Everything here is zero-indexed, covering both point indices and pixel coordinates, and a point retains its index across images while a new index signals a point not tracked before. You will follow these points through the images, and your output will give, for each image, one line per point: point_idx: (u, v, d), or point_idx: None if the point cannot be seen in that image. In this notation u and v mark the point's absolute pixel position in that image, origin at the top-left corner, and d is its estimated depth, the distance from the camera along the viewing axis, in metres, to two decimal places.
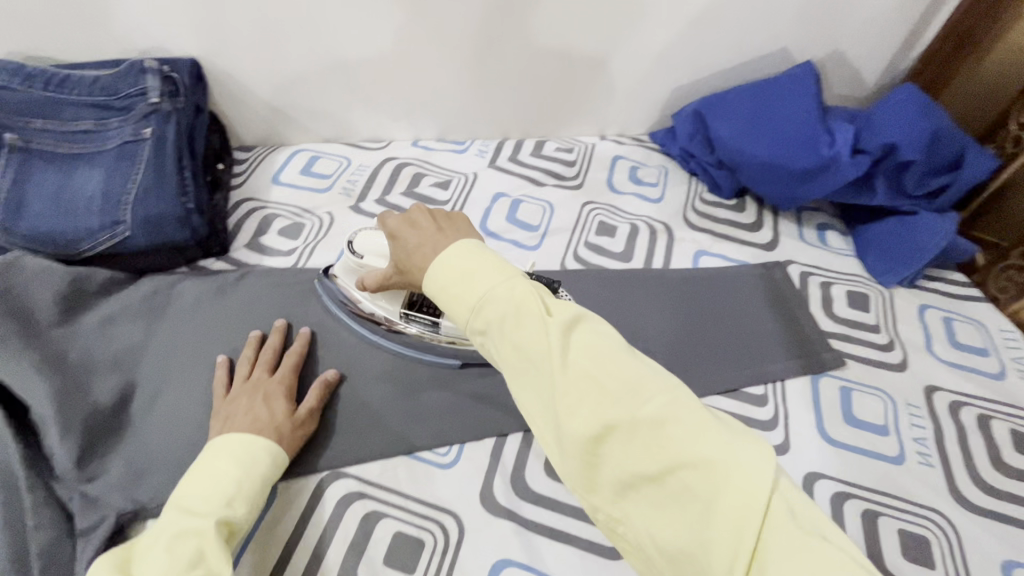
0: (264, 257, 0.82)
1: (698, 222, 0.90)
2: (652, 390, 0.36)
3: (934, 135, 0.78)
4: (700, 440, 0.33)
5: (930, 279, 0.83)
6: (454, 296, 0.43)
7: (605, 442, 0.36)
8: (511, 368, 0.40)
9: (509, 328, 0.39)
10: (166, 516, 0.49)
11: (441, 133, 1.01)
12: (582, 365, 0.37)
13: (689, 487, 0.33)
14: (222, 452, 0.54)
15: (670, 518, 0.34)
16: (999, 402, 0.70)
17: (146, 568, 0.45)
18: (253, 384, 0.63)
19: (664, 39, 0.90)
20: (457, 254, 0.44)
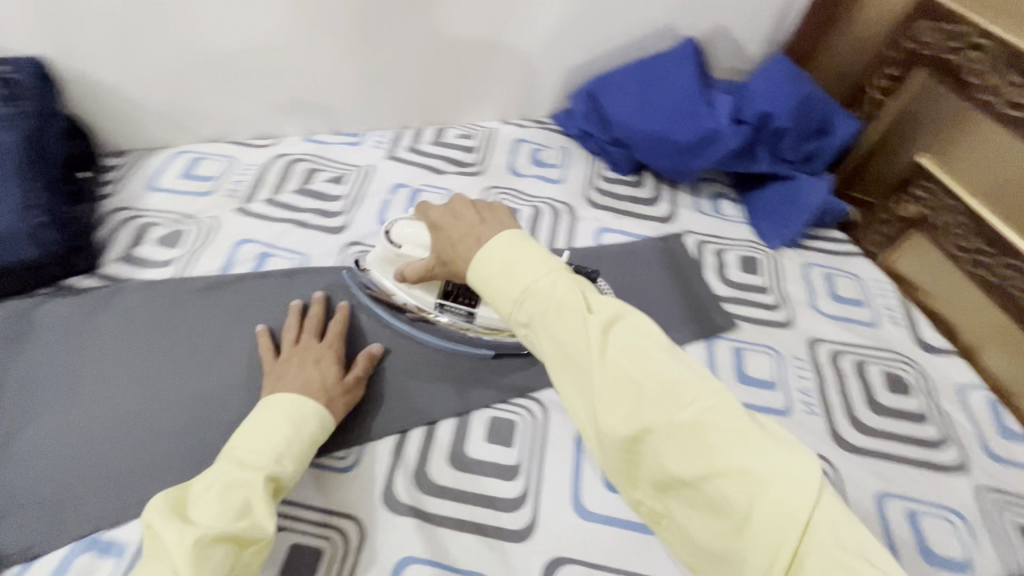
0: (141, 269, 0.76)
1: (600, 200, 0.91)
2: (690, 395, 0.36)
3: (802, 102, 0.82)
4: (742, 449, 0.34)
5: (813, 239, 0.88)
6: (499, 284, 0.44)
7: (642, 443, 0.37)
8: (550, 360, 0.42)
9: (550, 321, 0.41)
10: (219, 465, 0.50)
11: (336, 125, 0.96)
12: (620, 363, 0.38)
13: (725, 495, 0.33)
14: (277, 408, 0.55)
15: (705, 522, 0.35)
16: (873, 347, 0.75)
17: (197, 509, 0.46)
18: (301, 349, 0.64)
19: (553, 18, 0.89)
20: (504, 244, 0.46)
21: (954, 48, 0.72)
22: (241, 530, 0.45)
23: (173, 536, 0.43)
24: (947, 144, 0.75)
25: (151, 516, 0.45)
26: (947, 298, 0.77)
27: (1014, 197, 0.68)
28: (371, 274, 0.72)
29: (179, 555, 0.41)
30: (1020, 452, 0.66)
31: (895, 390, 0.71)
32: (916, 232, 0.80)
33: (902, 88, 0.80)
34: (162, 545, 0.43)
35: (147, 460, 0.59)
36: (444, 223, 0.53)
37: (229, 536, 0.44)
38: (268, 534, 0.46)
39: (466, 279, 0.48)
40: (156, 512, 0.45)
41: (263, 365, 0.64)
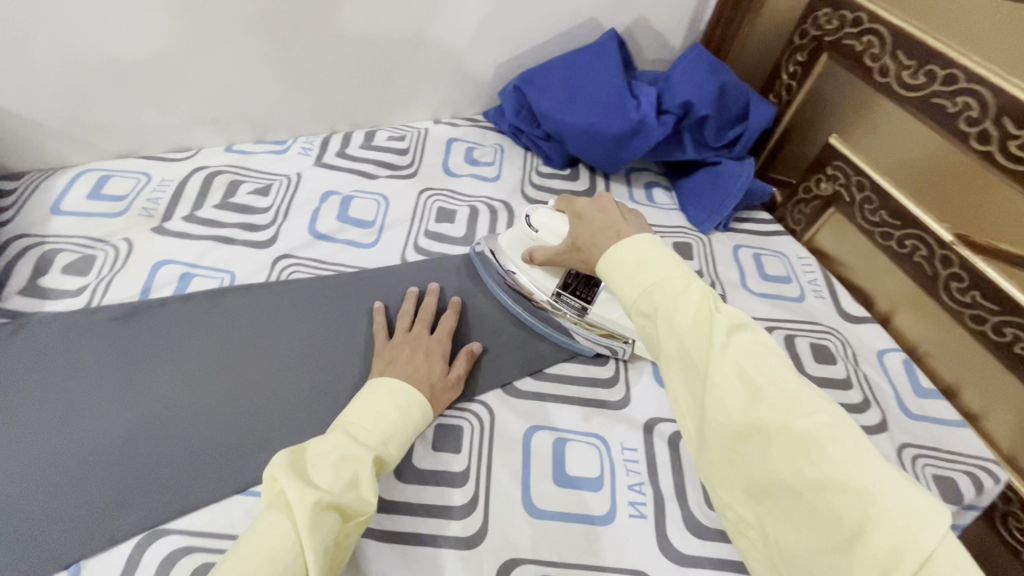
0: (47, 300, 0.70)
1: (537, 196, 0.91)
2: (812, 408, 0.39)
3: (721, 90, 0.85)
4: (863, 469, 0.35)
5: (741, 221, 0.92)
6: (631, 275, 0.50)
7: (751, 440, 0.40)
8: (665, 353, 0.46)
9: (671, 316, 0.45)
10: (335, 435, 0.51)
11: (258, 133, 0.92)
12: (741, 365, 0.41)
13: (834, 507, 0.35)
14: (385, 393, 0.56)
15: (806, 533, 0.37)
16: (801, 321, 0.79)
17: (315, 472, 0.47)
18: (414, 337, 0.67)
19: (476, 13, 0.88)
20: (639, 243, 0.52)
21: (853, 34, 0.77)
22: (348, 503, 0.46)
23: (295, 493, 0.44)
24: (854, 125, 0.79)
25: (276, 471, 0.46)
26: (863, 271, 0.82)
27: (909, 170, 0.73)
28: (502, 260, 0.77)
29: (301, 515, 0.43)
30: (934, 407, 0.72)
31: (822, 360, 0.75)
32: (831, 210, 0.85)
33: (809, 73, 0.84)
34: (285, 499, 0.45)
35: (63, 509, 0.55)
36: (587, 214, 0.63)
37: (339, 507, 0.46)
38: (371, 513, 0.48)
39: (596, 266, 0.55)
40: (282, 468, 0.47)
41: (377, 343, 0.67)
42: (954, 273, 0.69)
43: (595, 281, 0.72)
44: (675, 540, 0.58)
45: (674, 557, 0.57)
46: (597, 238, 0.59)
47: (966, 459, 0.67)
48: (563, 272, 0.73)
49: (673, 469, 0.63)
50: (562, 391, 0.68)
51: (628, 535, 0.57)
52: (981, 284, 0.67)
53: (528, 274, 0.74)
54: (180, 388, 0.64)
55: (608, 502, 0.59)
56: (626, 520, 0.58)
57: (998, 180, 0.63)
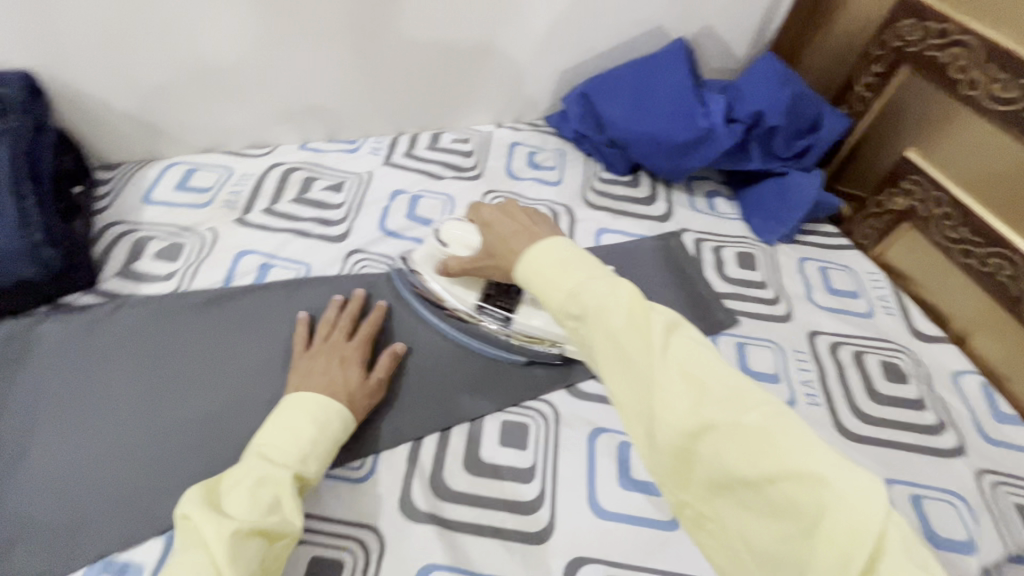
0: (140, 283, 0.75)
1: (598, 201, 0.92)
2: (755, 400, 0.36)
3: (793, 100, 0.84)
4: (809, 456, 0.33)
5: (806, 233, 0.90)
6: (552, 277, 0.46)
7: (699, 440, 0.36)
8: (602, 355, 0.42)
9: (602, 315, 0.41)
10: (247, 463, 0.51)
11: (331, 133, 0.96)
12: (683, 364, 0.38)
13: (791, 500, 0.32)
14: (300, 408, 0.56)
15: (767, 528, 0.34)
16: (869, 337, 0.77)
17: (230, 501, 0.48)
18: (331, 346, 0.64)
19: (547, 19, 0.90)
20: (550, 248, 0.48)
21: (938, 45, 0.74)
22: (272, 526, 0.47)
23: (211, 527, 0.45)
24: (935, 139, 0.77)
25: (188, 508, 0.47)
26: (939, 288, 0.80)
27: (999, 186, 0.70)
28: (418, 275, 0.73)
29: (216, 548, 0.43)
30: (1014, 433, 0.69)
31: (893, 378, 0.73)
32: (905, 224, 0.82)
33: (887, 84, 0.82)
34: (201, 535, 0.45)
35: (157, 481, 0.58)
36: (495, 221, 0.59)
37: (260, 531, 0.46)
38: (296, 528, 0.49)
39: (512, 275, 0.51)
40: (193, 504, 0.47)
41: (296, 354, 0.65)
42: None
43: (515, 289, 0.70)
44: None
45: None
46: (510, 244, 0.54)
47: None
48: (481, 283, 0.71)
49: None
50: None
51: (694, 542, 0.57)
52: None
53: (444, 286, 0.71)
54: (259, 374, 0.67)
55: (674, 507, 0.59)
56: None
57: None
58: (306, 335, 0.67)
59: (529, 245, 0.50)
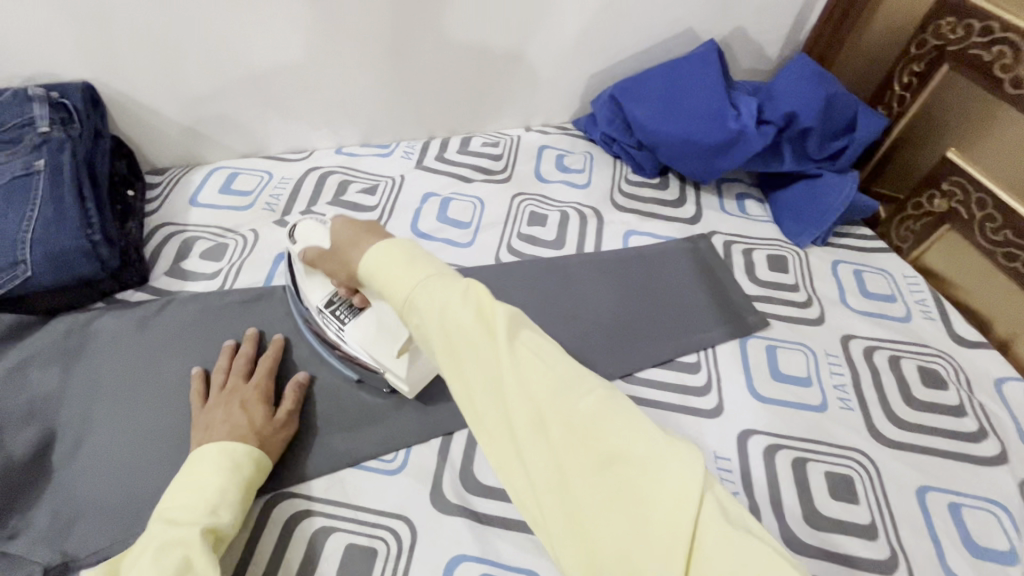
0: (187, 281, 0.79)
1: (627, 204, 0.92)
2: (591, 388, 0.37)
3: (827, 101, 0.83)
4: (637, 439, 0.35)
5: (840, 236, 0.89)
6: (393, 274, 0.44)
7: (542, 429, 0.37)
8: (445, 354, 0.41)
9: (441, 312, 0.40)
10: (151, 529, 0.48)
11: (366, 137, 0.99)
12: (526, 357, 0.38)
13: (625, 484, 0.34)
14: (199, 462, 0.54)
15: (600, 517, 0.34)
16: (906, 342, 0.75)
17: (131, 575, 0.45)
18: (228, 393, 0.62)
19: (578, 24, 0.91)
20: (394, 243, 0.46)
21: (982, 43, 0.72)
22: None
23: None
24: (982, 142, 0.75)
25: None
26: (980, 292, 0.77)
27: None
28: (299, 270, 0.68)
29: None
30: None
31: (931, 384, 0.71)
32: (945, 227, 0.80)
33: (927, 83, 0.80)
34: None
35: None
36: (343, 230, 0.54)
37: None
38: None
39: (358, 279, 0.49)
40: None
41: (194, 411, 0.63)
42: None
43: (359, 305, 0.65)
44: None
45: None
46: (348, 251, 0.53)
47: None
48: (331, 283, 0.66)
49: (770, 482, 0.62)
50: (652, 396, 0.69)
51: None
52: None
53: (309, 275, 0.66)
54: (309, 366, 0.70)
55: None
56: None
57: None
58: (201, 390, 0.64)
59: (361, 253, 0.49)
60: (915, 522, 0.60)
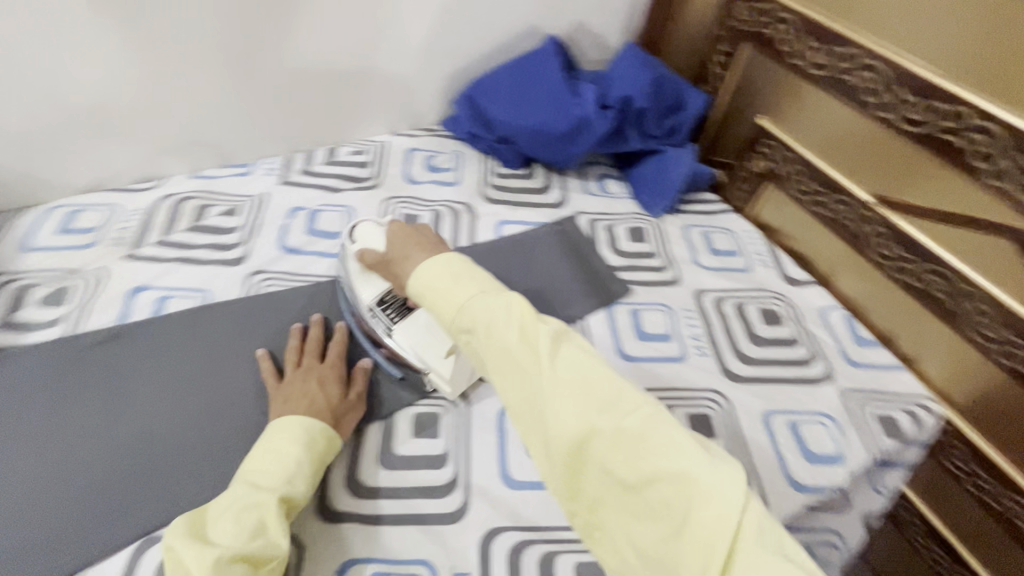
0: (25, 333, 0.72)
1: (497, 196, 0.96)
2: (635, 406, 0.43)
3: (654, 84, 0.92)
4: (678, 456, 0.40)
5: (689, 203, 0.98)
6: (447, 292, 0.52)
7: (588, 446, 0.43)
8: (499, 371, 0.48)
9: (493, 334, 0.48)
10: (234, 488, 0.53)
11: (223, 158, 0.95)
12: (570, 376, 0.44)
13: (665, 497, 0.39)
14: (284, 430, 0.58)
15: (646, 523, 0.40)
16: (748, 289, 0.85)
17: (217, 527, 0.50)
18: (304, 372, 0.66)
19: (426, 27, 0.93)
20: (445, 262, 0.54)
21: (766, 23, 0.84)
22: (256, 550, 0.49)
23: (193, 560, 0.47)
24: (780, 106, 0.86)
25: (171, 539, 0.49)
26: (803, 238, 0.88)
27: (837, 145, 0.79)
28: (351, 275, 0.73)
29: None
30: (874, 354, 0.78)
31: (770, 322, 0.81)
32: (768, 184, 0.91)
33: (734, 61, 0.91)
34: (182, 564, 0.47)
35: (74, 516, 0.57)
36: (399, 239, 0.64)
37: (244, 557, 0.48)
38: (281, 554, 0.50)
39: (409, 285, 0.56)
40: (177, 536, 0.49)
41: (269, 388, 0.67)
42: (879, 232, 0.76)
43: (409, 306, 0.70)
44: None
45: None
46: (409, 253, 0.61)
47: (901, 398, 0.74)
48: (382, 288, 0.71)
49: None
50: None
51: None
52: (901, 237, 0.74)
53: (359, 277, 0.72)
54: (179, 390, 0.68)
55: None
56: None
57: (902, 143, 0.71)
58: (274, 369, 0.68)
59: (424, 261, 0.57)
60: (762, 444, 0.68)
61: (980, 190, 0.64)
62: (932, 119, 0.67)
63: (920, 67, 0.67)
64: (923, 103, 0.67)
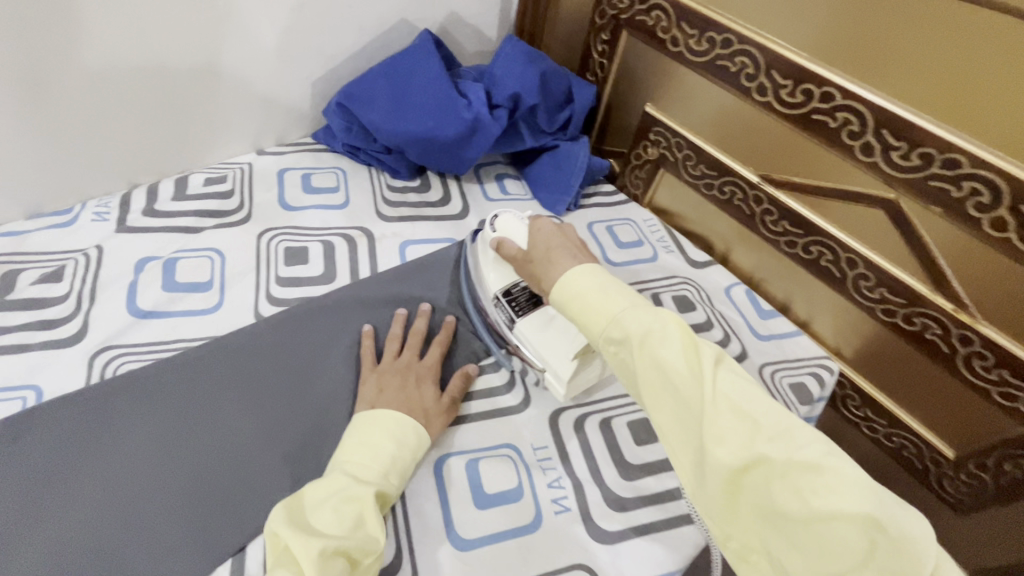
0: None
1: (392, 213, 0.87)
2: (807, 438, 0.41)
3: (542, 78, 0.88)
4: (863, 499, 0.37)
5: (591, 197, 0.97)
6: (598, 304, 0.52)
7: (750, 472, 0.42)
8: (651, 387, 0.48)
9: (649, 352, 0.48)
10: (334, 475, 0.54)
11: (31, 206, 0.74)
12: (731, 401, 0.44)
13: (842, 537, 0.37)
14: (378, 424, 0.58)
15: (813, 559, 0.39)
16: (661, 278, 0.86)
17: (318, 517, 0.51)
18: (404, 365, 0.67)
19: (277, 26, 0.79)
20: (592, 277, 0.55)
21: (643, 10, 0.83)
22: (358, 543, 0.50)
23: (300, 545, 0.47)
24: (662, 93, 0.86)
25: (276, 525, 0.50)
26: (699, 220, 0.91)
27: (715, 128, 0.81)
28: (478, 262, 0.74)
29: (306, 564, 0.46)
30: (776, 325, 0.83)
31: (685, 309, 0.83)
32: (662, 170, 0.92)
33: (615, 49, 0.90)
34: (289, 553, 0.48)
35: None
36: (550, 236, 0.63)
37: (345, 551, 0.48)
38: (377, 550, 0.50)
39: (550, 297, 0.57)
40: (281, 523, 0.50)
41: (363, 368, 0.67)
42: (768, 210, 0.79)
43: (537, 300, 0.69)
44: (599, 521, 0.60)
45: (603, 538, 0.59)
46: (553, 260, 0.60)
47: (808, 360, 0.80)
48: (512, 278, 0.71)
49: (586, 453, 0.65)
50: (459, 410, 0.66)
51: (557, 533, 0.59)
52: (787, 214, 0.77)
53: (490, 258, 0.73)
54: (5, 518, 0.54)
55: (532, 507, 0.60)
56: (553, 519, 0.59)
57: (781, 126, 0.73)
58: (371, 351, 0.69)
59: (565, 270, 0.57)
60: None
61: (853, 165, 0.68)
62: (805, 101, 0.69)
63: (790, 51, 0.69)
64: (795, 86, 0.69)
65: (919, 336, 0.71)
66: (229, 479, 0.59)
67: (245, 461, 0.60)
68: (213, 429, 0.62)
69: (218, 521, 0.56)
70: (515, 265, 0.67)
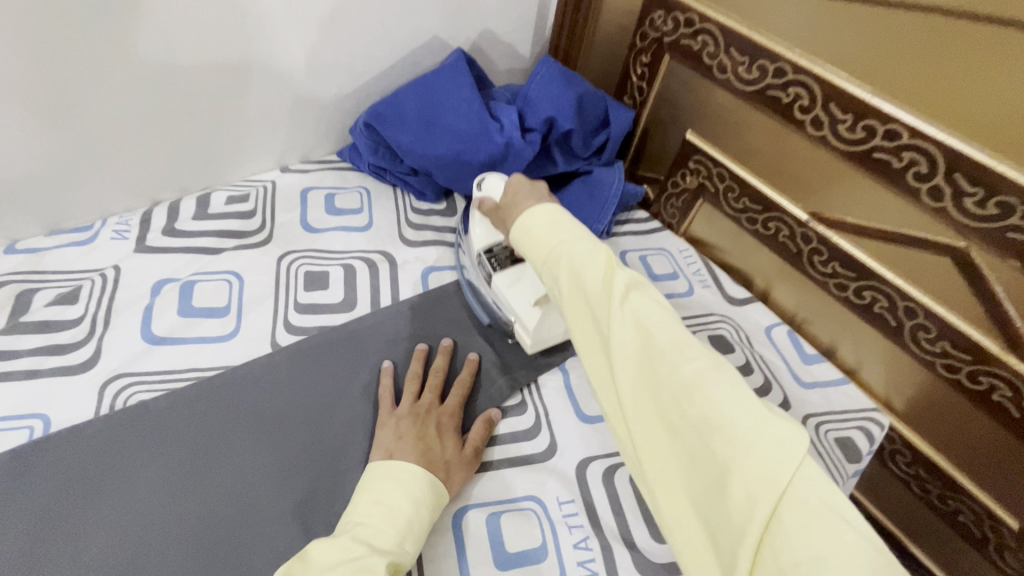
0: None
1: (417, 237, 0.83)
2: (701, 357, 0.42)
3: (578, 101, 0.84)
4: (738, 409, 0.39)
5: (623, 224, 0.93)
6: (542, 237, 0.52)
7: (647, 385, 0.43)
8: (572, 309, 0.48)
9: (574, 276, 0.48)
10: (345, 540, 0.49)
11: (50, 223, 0.73)
12: (639, 320, 0.44)
13: (716, 443, 0.39)
14: (394, 480, 0.54)
15: (690, 466, 0.40)
16: (696, 315, 0.82)
17: None
18: (423, 409, 0.63)
19: (306, 43, 0.77)
20: (540, 213, 0.54)
21: (688, 34, 0.79)
22: None
23: None
24: (704, 119, 0.82)
25: None
26: (738, 253, 0.86)
27: (709, 116, 0.81)
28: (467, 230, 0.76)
29: None
30: (821, 371, 0.78)
31: (722, 350, 0.78)
32: (700, 200, 0.88)
33: (656, 73, 0.86)
34: None
35: None
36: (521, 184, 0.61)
37: None
38: None
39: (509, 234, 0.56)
40: None
41: (382, 409, 0.64)
42: (816, 249, 0.74)
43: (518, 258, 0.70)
44: None
45: None
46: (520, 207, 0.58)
47: (857, 413, 0.74)
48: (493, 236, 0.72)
49: (614, 509, 0.61)
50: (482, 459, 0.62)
51: None
52: (839, 257, 0.72)
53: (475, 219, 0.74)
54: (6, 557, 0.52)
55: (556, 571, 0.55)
56: None
57: (836, 160, 0.68)
58: (390, 392, 0.65)
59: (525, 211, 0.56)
60: None
61: (917, 209, 0.63)
62: (866, 138, 0.64)
63: (852, 84, 0.64)
64: (856, 121, 0.64)
65: (984, 396, 0.65)
66: (236, 524, 0.56)
67: (253, 503, 0.57)
68: (223, 465, 0.59)
69: (225, 572, 0.53)
70: (491, 220, 0.68)
